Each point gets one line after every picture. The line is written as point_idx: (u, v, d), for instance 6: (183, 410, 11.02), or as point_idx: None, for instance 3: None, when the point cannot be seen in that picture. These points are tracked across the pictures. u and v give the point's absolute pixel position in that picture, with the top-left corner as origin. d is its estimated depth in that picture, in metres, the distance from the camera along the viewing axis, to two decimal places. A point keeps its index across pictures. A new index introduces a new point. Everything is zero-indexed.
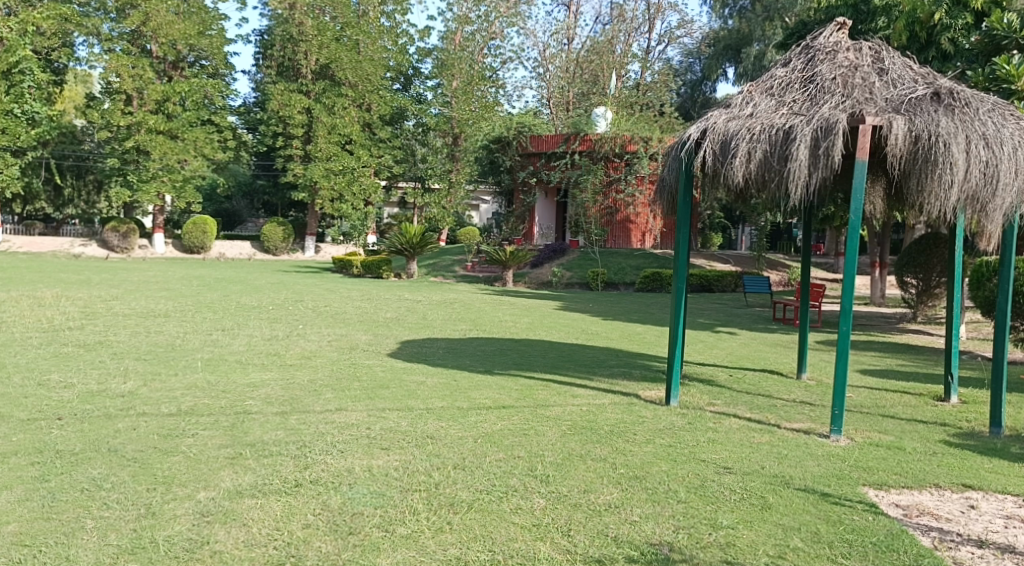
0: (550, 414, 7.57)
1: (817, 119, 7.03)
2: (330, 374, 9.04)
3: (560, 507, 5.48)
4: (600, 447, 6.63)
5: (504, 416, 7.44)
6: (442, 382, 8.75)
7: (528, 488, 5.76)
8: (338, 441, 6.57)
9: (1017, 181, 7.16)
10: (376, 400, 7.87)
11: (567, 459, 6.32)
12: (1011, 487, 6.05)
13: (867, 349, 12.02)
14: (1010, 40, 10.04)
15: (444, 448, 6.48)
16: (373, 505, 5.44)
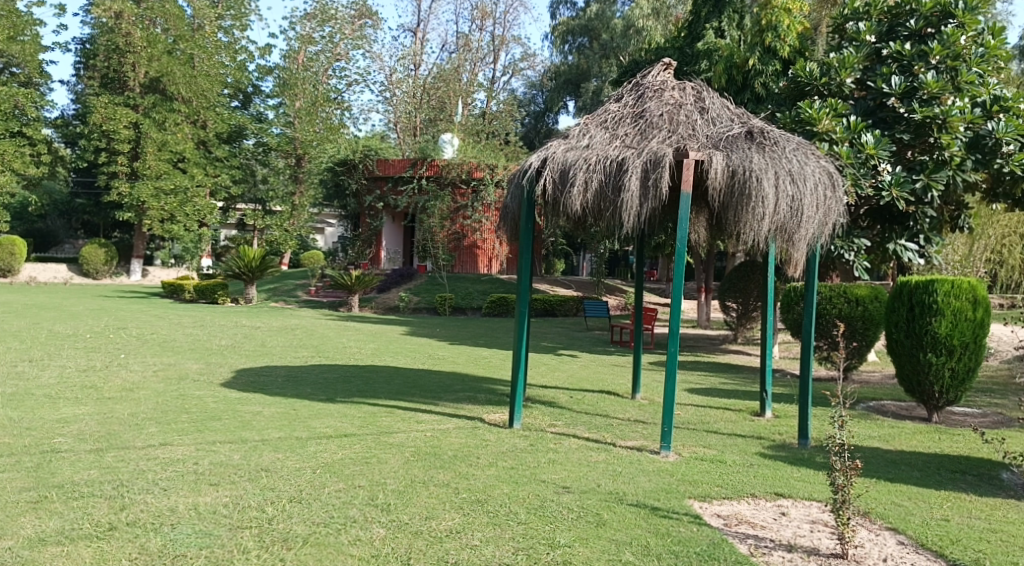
0: (393, 440, 7.63)
1: (647, 152, 7.50)
2: (154, 407, 8.70)
3: (400, 536, 5.56)
4: (443, 471, 6.75)
5: (344, 445, 7.43)
6: (279, 412, 8.63)
7: (367, 517, 5.80)
8: (160, 479, 6.37)
9: (819, 214, 7.84)
10: (205, 433, 7.67)
11: (409, 486, 6.40)
12: (816, 494, 6.61)
13: (695, 369, 12.77)
14: (812, 86, 10.98)
15: (278, 481, 6.42)
16: (197, 546, 5.34)
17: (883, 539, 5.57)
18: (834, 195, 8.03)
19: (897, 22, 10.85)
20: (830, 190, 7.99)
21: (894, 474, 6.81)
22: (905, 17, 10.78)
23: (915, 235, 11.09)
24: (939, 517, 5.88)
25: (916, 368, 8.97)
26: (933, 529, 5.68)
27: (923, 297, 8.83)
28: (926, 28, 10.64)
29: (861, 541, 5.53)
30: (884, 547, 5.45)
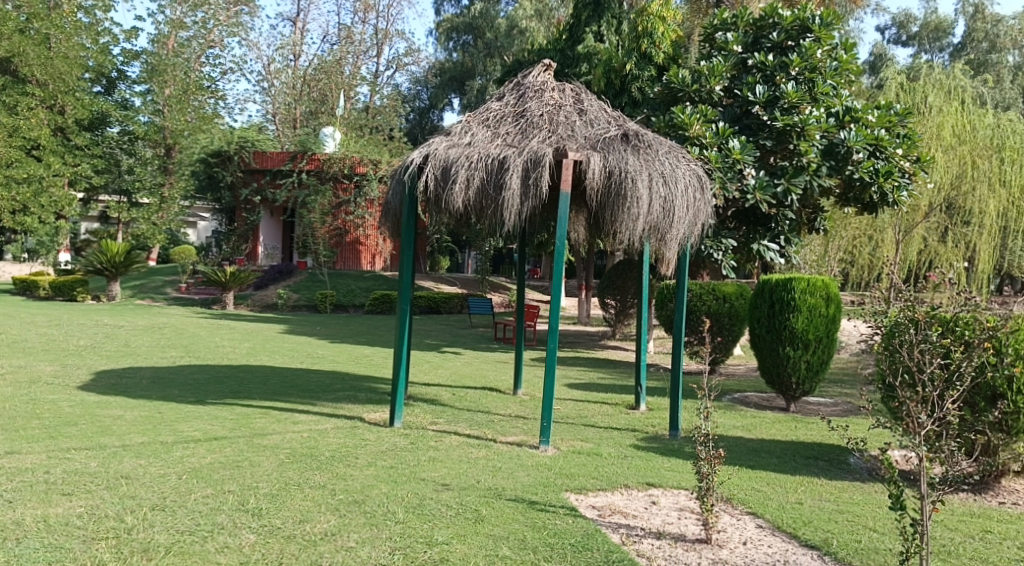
0: (266, 442, 7.53)
1: (527, 152, 7.66)
2: (3, 413, 8.27)
3: (271, 541, 5.51)
4: (319, 473, 6.72)
5: (214, 448, 7.29)
6: (143, 415, 8.37)
7: (236, 523, 5.72)
8: (8, 491, 6.10)
9: (689, 215, 8.19)
10: (59, 440, 7.37)
11: (282, 489, 6.34)
12: (685, 483, 6.90)
13: (575, 364, 13.07)
14: (684, 92, 11.40)
15: (140, 489, 6.24)
16: (47, 561, 5.15)
17: (743, 523, 5.89)
18: (703, 197, 8.40)
19: (761, 34, 11.41)
20: (699, 192, 8.36)
21: (755, 461, 7.20)
22: (768, 30, 11.35)
23: (776, 236, 11.67)
24: (793, 501, 6.26)
25: (776, 360, 9.50)
26: (788, 512, 6.05)
27: (782, 294, 9.35)
28: (787, 40, 11.21)
29: (724, 526, 5.82)
30: (744, 531, 5.76)
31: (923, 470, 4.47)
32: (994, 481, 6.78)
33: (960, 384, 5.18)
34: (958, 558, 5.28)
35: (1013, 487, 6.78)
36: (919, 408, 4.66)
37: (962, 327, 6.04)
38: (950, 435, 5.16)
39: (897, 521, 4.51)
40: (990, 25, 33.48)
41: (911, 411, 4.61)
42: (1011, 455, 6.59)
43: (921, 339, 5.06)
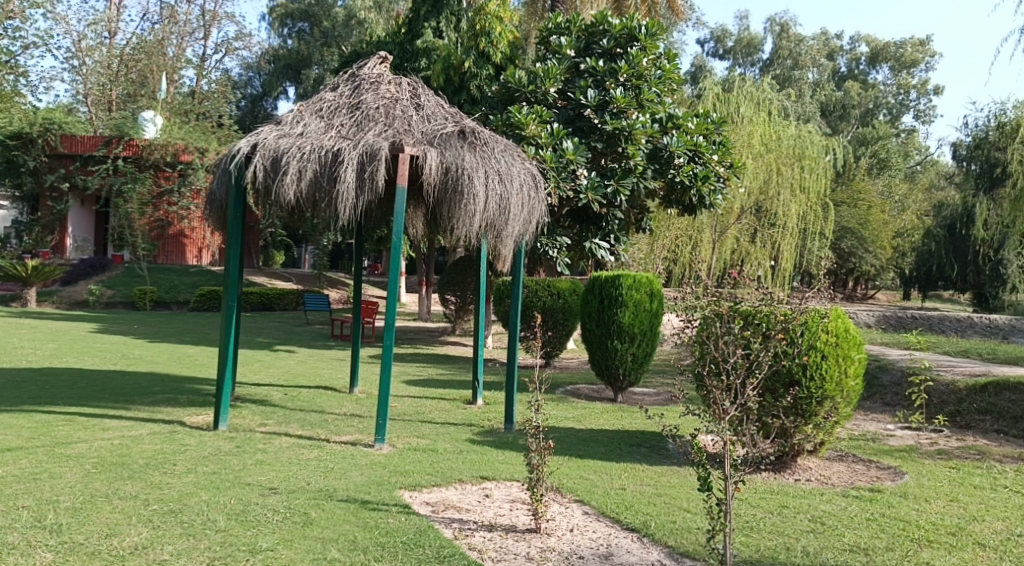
0: (71, 452, 7.13)
1: (362, 145, 7.62)
2: None
3: (73, 558, 5.20)
4: (131, 483, 6.44)
5: (8, 461, 6.83)
6: None
7: (32, 542, 5.38)
8: None
9: (524, 213, 8.40)
10: None
11: (87, 502, 6.02)
12: (517, 475, 7.07)
13: (413, 361, 13.11)
14: (521, 93, 11.63)
15: None
16: None
17: (571, 511, 6.12)
18: (537, 195, 8.65)
19: (592, 39, 11.82)
20: (533, 191, 8.59)
21: (583, 451, 7.51)
22: (598, 36, 11.78)
23: (607, 234, 12.17)
24: (617, 487, 6.57)
25: (604, 354, 9.90)
26: (612, 498, 6.35)
27: (610, 290, 9.77)
28: (616, 48, 11.66)
29: (553, 514, 6.02)
30: (572, 518, 5.99)
31: (727, 454, 4.80)
32: (791, 460, 7.39)
33: (760, 372, 5.62)
34: (758, 532, 5.71)
35: (807, 464, 7.42)
36: (723, 396, 5.00)
37: (759, 319, 6.54)
38: (750, 419, 5.58)
39: (705, 502, 4.82)
40: (794, 44, 36.72)
41: (718, 398, 4.96)
42: (805, 436, 7.21)
43: (725, 331, 5.45)
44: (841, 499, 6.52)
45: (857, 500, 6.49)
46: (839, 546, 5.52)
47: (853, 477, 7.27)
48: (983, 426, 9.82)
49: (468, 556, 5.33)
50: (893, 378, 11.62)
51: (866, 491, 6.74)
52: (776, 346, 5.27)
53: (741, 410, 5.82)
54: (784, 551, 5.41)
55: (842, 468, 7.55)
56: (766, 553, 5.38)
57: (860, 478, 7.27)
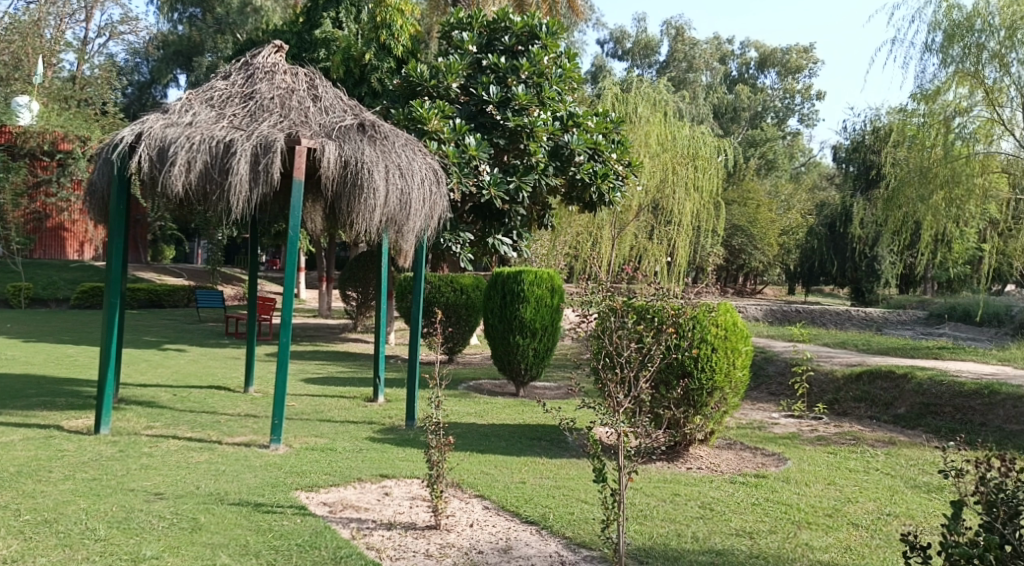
0: None
1: (256, 136, 7.37)
2: None
3: None
4: (2, 493, 6.07)
5: None
6: None
7: None
8: None
9: (425, 208, 8.32)
10: None
11: None
12: (417, 471, 6.99)
13: (311, 358, 12.84)
14: (423, 87, 11.46)
15: None
16: None
17: (471, 506, 6.09)
18: (439, 191, 8.57)
19: (494, 36, 11.78)
20: (435, 186, 8.51)
21: (484, 446, 7.50)
22: (500, 33, 11.74)
23: (510, 230, 12.27)
24: (517, 481, 6.58)
25: (507, 349, 9.91)
26: (512, 492, 6.35)
27: (512, 286, 9.77)
28: (517, 45, 11.66)
29: (453, 511, 5.98)
30: (472, 514, 5.95)
31: (621, 444, 4.82)
32: (684, 449, 7.56)
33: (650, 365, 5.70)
34: (651, 520, 5.79)
35: (698, 453, 7.61)
36: (617, 388, 5.04)
37: (652, 314, 6.64)
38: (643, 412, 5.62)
39: (600, 493, 4.83)
40: (688, 46, 38.12)
41: (612, 391, 4.99)
42: (696, 426, 7.39)
43: (619, 325, 5.51)
44: (729, 485, 6.70)
45: (743, 485, 6.68)
46: (725, 531, 5.64)
47: (741, 464, 7.50)
48: (860, 413, 10.30)
49: (365, 556, 5.22)
50: (777, 368, 12.07)
51: (751, 477, 6.96)
52: (667, 340, 5.31)
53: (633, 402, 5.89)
54: (675, 537, 5.49)
55: (730, 456, 7.80)
56: (658, 540, 5.44)
57: (746, 464, 7.50)
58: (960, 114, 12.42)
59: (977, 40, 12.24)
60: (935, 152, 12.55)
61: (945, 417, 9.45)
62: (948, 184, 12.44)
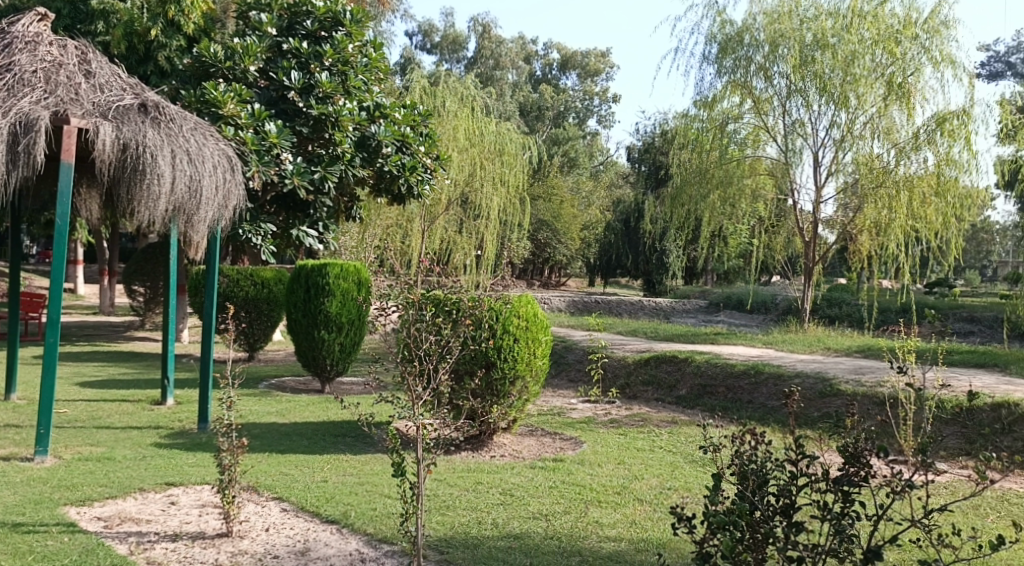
0: None
1: (14, 113, 6.64)
2: None
3: None
4: None
5: None
6: None
7: None
8: None
9: (217, 196, 7.80)
10: None
11: None
12: (208, 477, 6.55)
13: (89, 359, 11.83)
14: (217, 69, 10.67)
15: None
16: None
17: (267, 510, 5.77)
18: (233, 178, 8.07)
19: (295, 20, 11.20)
20: (229, 173, 8.00)
21: (284, 446, 7.18)
22: (301, 17, 11.17)
23: (315, 222, 11.74)
24: (318, 479, 6.32)
25: (311, 345, 9.55)
26: (312, 491, 6.08)
27: (317, 279, 9.41)
28: (320, 31, 11.20)
29: (247, 516, 5.63)
30: (268, 518, 5.63)
31: (421, 438, 4.66)
32: (488, 437, 7.58)
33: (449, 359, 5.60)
34: (453, 510, 5.71)
35: (502, 441, 7.64)
36: (416, 381, 4.90)
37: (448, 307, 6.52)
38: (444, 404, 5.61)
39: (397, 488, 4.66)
40: (494, 44, 38.40)
41: (410, 383, 4.83)
42: (499, 414, 7.41)
43: (417, 318, 5.39)
44: (529, 471, 6.75)
45: (542, 470, 6.75)
46: (524, 515, 5.64)
47: (542, 449, 7.60)
48: (647, 396, 10.75)
49: None
50: (576, 356, 12.39)
51: (550, 461, 7.06)
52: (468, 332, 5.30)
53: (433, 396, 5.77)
54: (475, 525, 5.43)
55: (532, 442, 7.90)
56: (459, 530, 5.35)
57: (547, 450, 7.60)
58: (734, 120, 13.30)
59: (746, 54, 13.06)
60: (710, 153, 13.43)
61: (720, 397, 10.05)
62: (723, 184, 13.35)
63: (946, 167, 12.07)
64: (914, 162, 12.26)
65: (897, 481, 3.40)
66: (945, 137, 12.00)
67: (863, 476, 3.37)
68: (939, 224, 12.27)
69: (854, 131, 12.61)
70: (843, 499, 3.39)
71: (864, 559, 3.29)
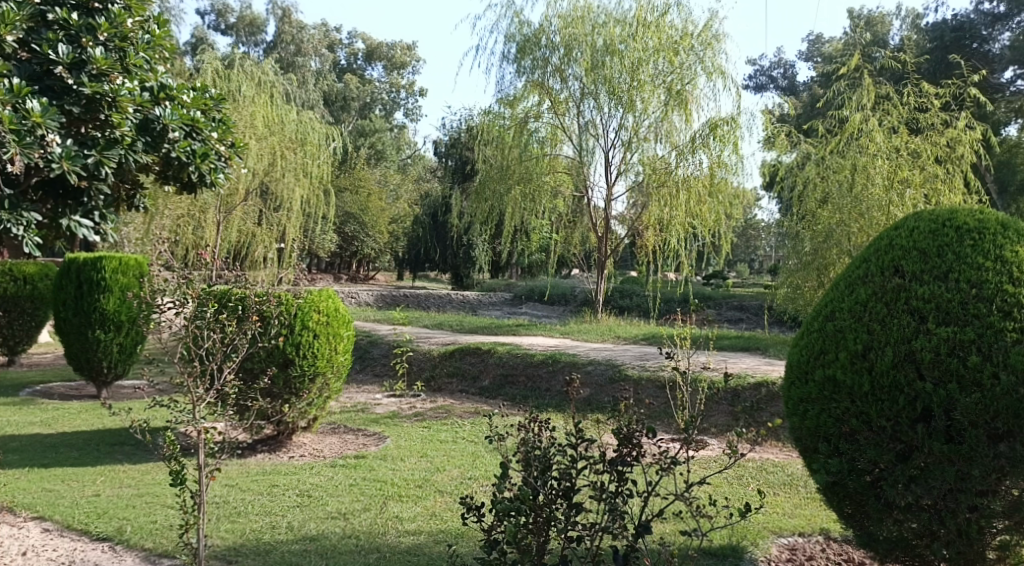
0: None
1: None
2: None
3: None
4: None
5: None
6: None
7: None
8: None
9: None
10: None
11: None
12: None
13: None
14: None
15: None
16: None
17: (25, 531, 5.31)
18: None
19: None
20: None
21: (51, 459, 6.68)
22: None
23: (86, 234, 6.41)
24: (88, 494, 5.90)
25: (83, 346, 8.90)
26: (81, 508, 5.66)
27: (90, 274, 8.78)
28: None
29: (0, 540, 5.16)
30: (25, 540, 5.19)
31: (202, 442, 4.44)
32: (287, 438, 7.39)
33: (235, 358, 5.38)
34: (244, 516, 5.51)
35: (300, 441, 7.44)
36: (196, 382, 4.66)
37: (235, 300, 6.46)
38: (228, 404, 5.47)
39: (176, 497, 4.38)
40: (296, 30, 36.61)
41: (189, 387, 4.60)
42: (297, 413, 7.23)
43: (198, 315, 5.14)
44: (329, 470, 6.63)
45: (343, 468, 6.64)
46: (321, 516, 5.53)
47: (344, 447, 7.48)
48: (451, 388, 10.83)
49: None
50: (380, 351, 12.28)
51: (351, 459, 6.94)
52: (252, 325, 5.07)
53: (217, 398, 5.53)
54: (267, 530, 5.26)
55: (333, 440, 7.75)
56: (249, 537, 5.16)
57: (348, 447, 7.48)
58: (534, 119, 13.56)
59: (542, 55, 13.36)
60: (511, 151, 13.58)
61: (520, 386, 10.30)
62: (523, 180, 13.60)
63: (717, 169, 13.04)
64: (691, 164, 13.12)
65: (665, 458, 3.68)
66: (717, 142, 12.96)
67: (635, 456, 3.62)
68: (712, 220, 13.30)
69: (639, 134, 13.30)
70: (617, 478, 3.61)
71: (634, 535, 3.52)
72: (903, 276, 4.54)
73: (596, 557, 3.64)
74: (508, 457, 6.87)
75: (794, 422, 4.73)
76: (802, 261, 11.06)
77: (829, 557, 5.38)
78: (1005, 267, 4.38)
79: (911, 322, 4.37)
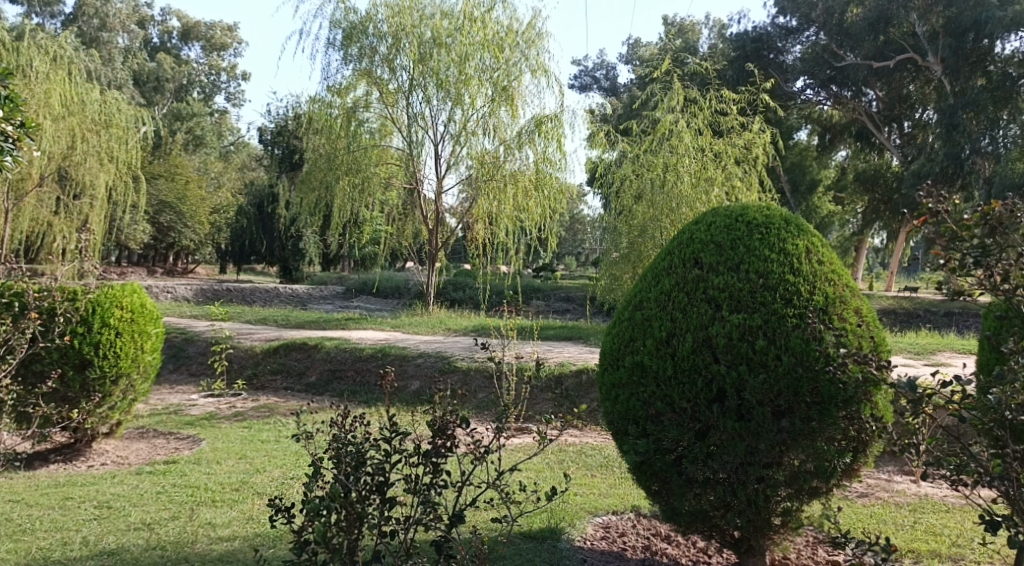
0: None
1: None
2: None
3: None
4: None
5: None
6: None
7: None
8: None
9: None
10: None
11: None
12: None
13: None
14: None
15: None
16: None
17: None
18: None
19: None
20: None
21: None
22: None
23: None
24: None
25: None
26: None
27: None
28: None
29: None
30: None
31: None
32: (85, 446, 7.05)
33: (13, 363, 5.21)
34: (31, 534, 5.23)
35: (102, 448, 7.14)
36: None
37: (10, 296, 6.10)
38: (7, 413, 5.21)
39: None
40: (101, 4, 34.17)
41: None
42: (98, 418, 6.93)
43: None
44: (133, 478, 6.37)
45: (149, 475, 6.41)
46: (122, 527, 5.31)
47: (152, 452, 7.21)
48: (275, 385, 10.62)
49: None
50: (197, 349, 11.87)
51: (160, 464, 6.71)
52: (32, 325, 5.02)
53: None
54: (59, 548, 5.01)
55: (141, 446, 7.45)
56: (37, 556, 4.91)
57: (157, 452, 7.22)
58: (364, 109, 13.43)
59: (370, 44, 13.28)
60: (341, 141, 13.34)
61: (347, 381, 10.22)
62: (351, 171, 13.40)
63: (543, 164, 13.39)
64: (518, 159, 13.43)
65: (478, 448, 3.80)
66: (541, 137, 13.27)
67: (450, 446, 3.72)
68: (539, 214, 13.64)
69: (467, 128, 13.51)
70: (433, 470, 3.71)
71: (448, 525, 3.62)
72: (702, 267, 4.91)
73: (410, 551, 3.70)
74: (325, 453, 6.83)
75: (607, 406, 5.02)
76: (621, 253, 11.81)
77: (640, 531, 5.71)
78: (787, 258, 4.80)
79: (707, 310, 4.74)
